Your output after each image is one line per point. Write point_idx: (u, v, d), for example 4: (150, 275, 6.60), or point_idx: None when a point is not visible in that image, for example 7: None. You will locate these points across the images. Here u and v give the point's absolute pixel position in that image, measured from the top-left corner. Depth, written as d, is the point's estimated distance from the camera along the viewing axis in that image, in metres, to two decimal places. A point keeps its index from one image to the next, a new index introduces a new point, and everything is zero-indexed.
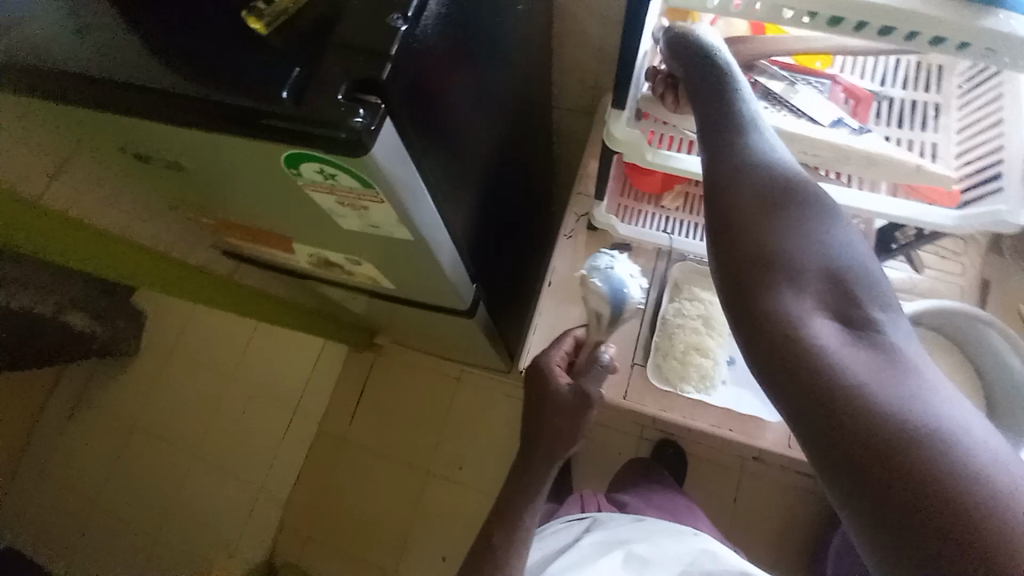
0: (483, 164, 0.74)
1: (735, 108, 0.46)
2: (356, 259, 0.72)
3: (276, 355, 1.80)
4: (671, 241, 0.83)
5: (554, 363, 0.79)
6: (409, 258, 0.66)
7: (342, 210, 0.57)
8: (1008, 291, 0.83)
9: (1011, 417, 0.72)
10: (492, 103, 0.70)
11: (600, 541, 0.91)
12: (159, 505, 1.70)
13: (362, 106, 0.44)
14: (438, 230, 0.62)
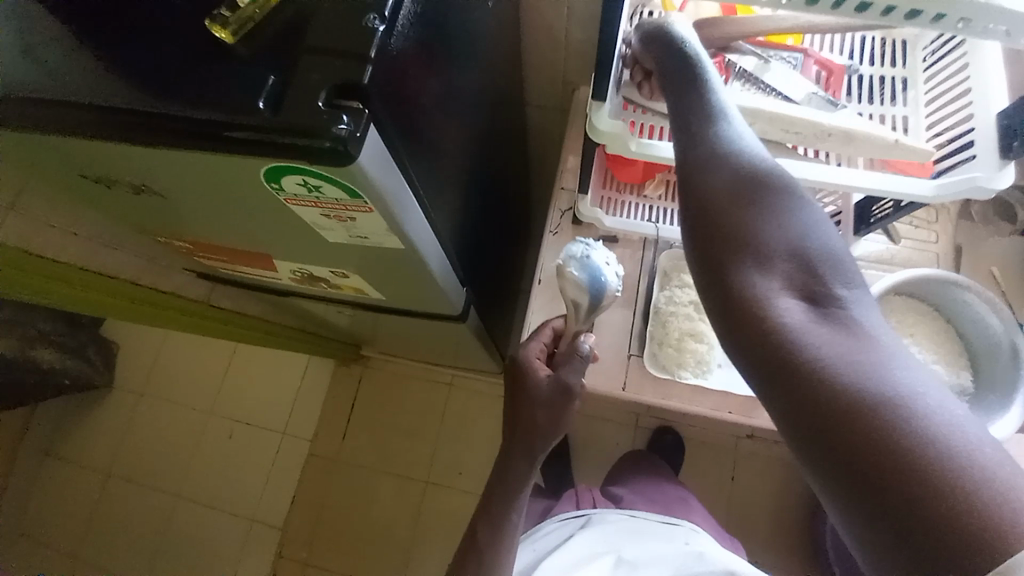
0: (464, 165, 0.73)
1: (703, 96, 0.46)
2: (341, 272, 0.70)
3: (262, 376, 1.75)
4: (658, 230, 0.83)
5: (533, 355, 0.72)
6: (398, 267, 0.64)
7: (326, 223, 0.55)
8: (977, 254, 0.87)
9: (992, 374, 0.74)
10: (469, 102, 0.69)
11: (590, 544, 0.89)
12: (149, 543, 1.63)
13: (345, 112, 0.43)
14: (427, 236, 0.61)
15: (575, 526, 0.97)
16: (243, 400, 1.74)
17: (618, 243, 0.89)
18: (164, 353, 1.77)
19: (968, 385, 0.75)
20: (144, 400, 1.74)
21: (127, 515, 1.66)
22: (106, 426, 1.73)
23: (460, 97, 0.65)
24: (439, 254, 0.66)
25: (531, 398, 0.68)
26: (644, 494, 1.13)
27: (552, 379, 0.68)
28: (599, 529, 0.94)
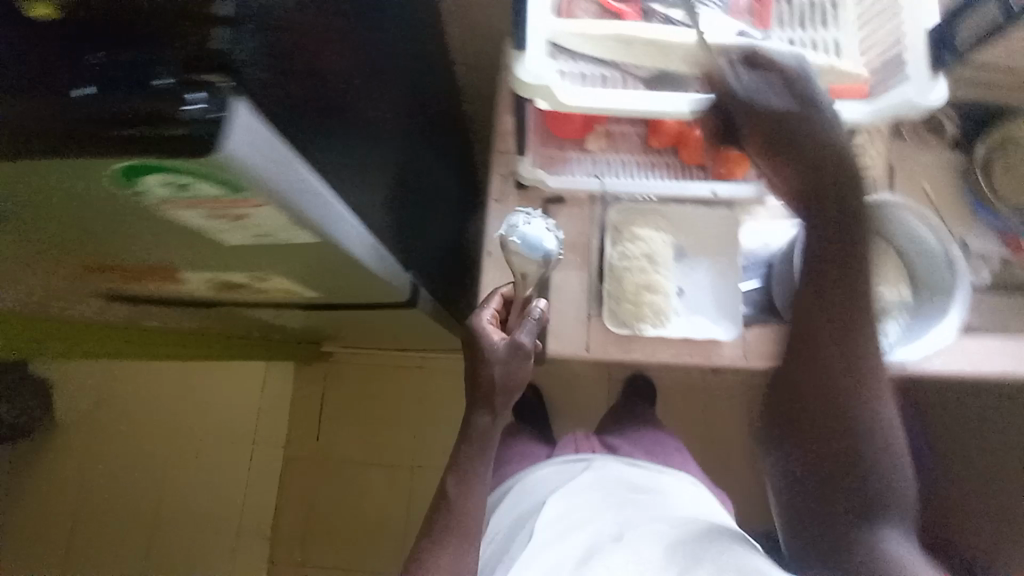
0: (388, 140, 0.66)
1: (805, 83, 0.59)
2: (262, 274, 0.62)
3: (221, 389, 1.65)
4: (602, 183, 0.81)
5: (485, 320, 0.66)
6: (319, 259, 0.57)
7: (215, 224, 0.46)
8: (909, 172, 0.90)
9: (928, 288, 0.76)
10: (385, 68, 0.63)
11: (562, 498, 0.89)
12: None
13: (198, 88, 0.35)
14: (343, 220, 0.53)
15: (555, 476, 0.97)
16: (204, 417, 1.63)
17: (564, 204, 0.84)
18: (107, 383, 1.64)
19: (907, 297, 0.77)
20: (94, 435, 1.62)
21: (97, 555, 1.57)
22: (57, 468, 1.60)
23: (371, 66, 0.59)
24: (365, 238, 0.59)
25: (487, 362, 0.65)
26: (640, 446, 1.14)
27: (509, 342, 0.64)
28: (574, 483, 0.93)
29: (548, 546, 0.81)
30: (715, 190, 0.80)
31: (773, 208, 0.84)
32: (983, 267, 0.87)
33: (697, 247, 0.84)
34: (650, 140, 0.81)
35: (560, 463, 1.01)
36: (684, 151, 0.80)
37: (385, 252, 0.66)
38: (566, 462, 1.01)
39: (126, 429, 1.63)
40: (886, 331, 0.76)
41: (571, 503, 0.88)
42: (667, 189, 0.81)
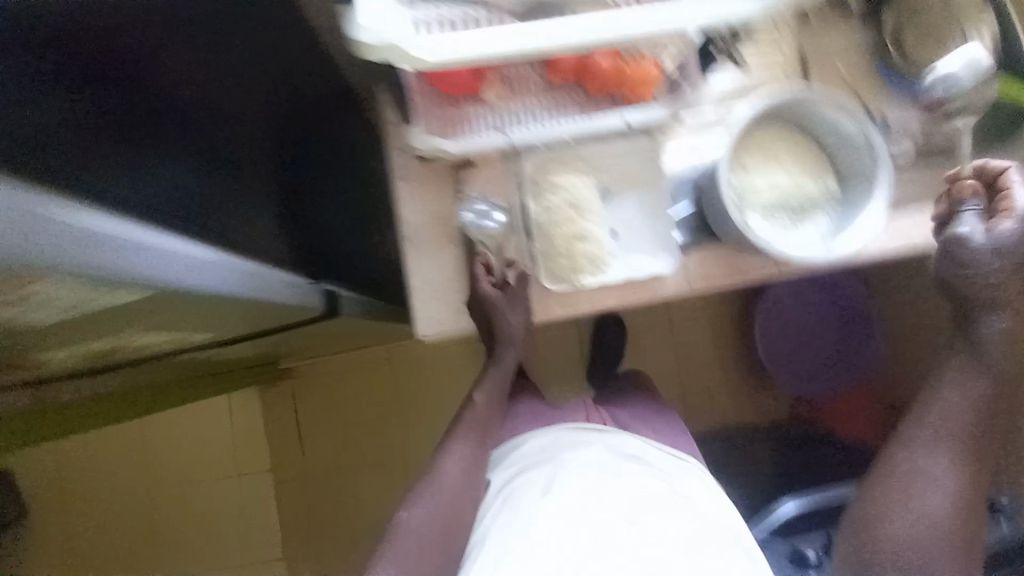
0: (177, 171, 0.59)
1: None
2: (127, 333, 0.56)
3: (189, 434, 1.56)
4: (509, 137, 0.73)
5: (487, 283, 0.80)
6: (166, 303, 0.52)
7: (3, 312, 0.40)
8: (824, 52, 0.86)
9: (852, 177, 0.76)
10: (150, 90, 0.56)
11: (568, 473, 0.85)
12: None
13: None
14: (168, 254, 0.47)
15: (562, 441, 0.94)
16: (182, 464, 1.56)
17: (476, 168, 0.78)
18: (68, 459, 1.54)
19: (835, 191, 0.77)
20: (74, 513, 1.55)
21: None
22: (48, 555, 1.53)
23: (126, 89, 0.52)
24: (209, 262, 0.54)
25: (499, 309, 0.83)
26: (647, 425, 1.08)
27: (512, 288, 0.81)
28: (582, 454, 0.89)
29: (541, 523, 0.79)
30: (627, 120, 0.73)
31: (692, 123, 0.80)
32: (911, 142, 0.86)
33: (623, 182, 0.79)
34: (552, 77, 0.70)
35: (574, 430, 0.96)
36: (590, 85, 0.70)
37: (245, 267, 0.62)
38: (580, 430, 0.96)
39: (104, 498, 1.55)
40: (819, 228, 0.76)
41: (575, 484, 0.83)
42: (577, 127, 0.74)
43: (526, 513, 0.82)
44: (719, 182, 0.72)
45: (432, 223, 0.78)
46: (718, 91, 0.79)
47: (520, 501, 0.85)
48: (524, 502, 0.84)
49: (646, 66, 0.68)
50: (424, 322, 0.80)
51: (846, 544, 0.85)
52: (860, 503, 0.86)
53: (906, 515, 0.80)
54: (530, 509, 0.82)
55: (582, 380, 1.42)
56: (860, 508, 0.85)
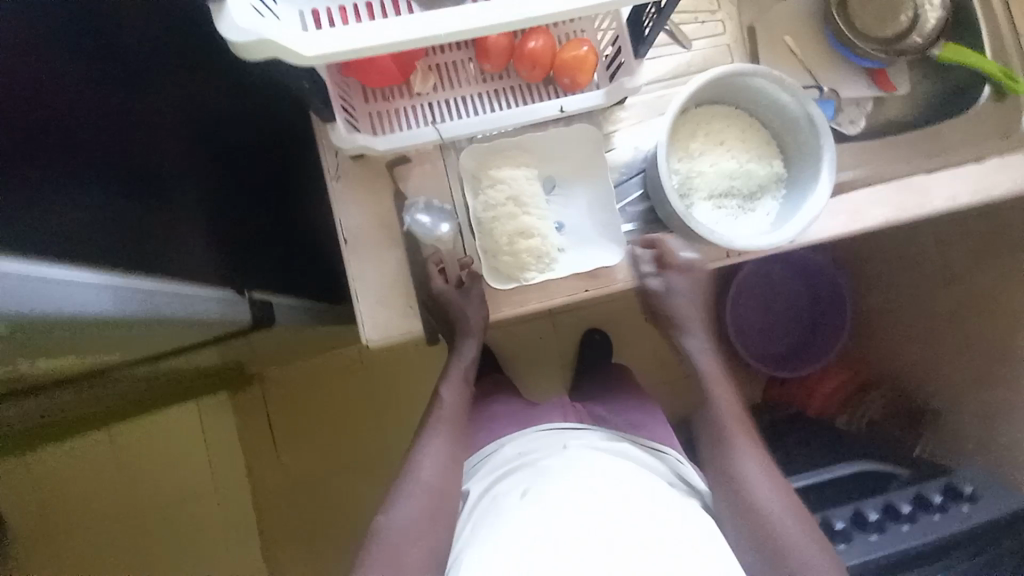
0: None
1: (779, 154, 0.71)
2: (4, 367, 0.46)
3: (147, 454, 1.35)
4: (439, 132, 0.68)
5: (440, 282, 0.75)
6: (45, 336, 0.42)
7: None
8: (770, 28, 0.84)
9: (798, 151, 0.75)
10: (85, 118, 0.46)
11: (550, 475, 0.71)
12: None
13: None
14: (42, 282, 0.38)
15: (540, 444, 0.82)
16: (139, 490, 1.35)
17: (413, 162, 0.74)
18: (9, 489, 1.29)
19: (782, 172, 0.75)
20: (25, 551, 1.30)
21: None
22: None
23: (59, 126, 0.43)
24: (94, 291, 0.43)
25: (458, 306, 0.76)
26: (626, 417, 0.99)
27: (467, 284, 0.76)
28: (563, 455, 0.76)
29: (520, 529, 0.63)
30: (564, 107, 0.69)
31: (635, 110, 0.79)
32: (859, 114, 0.88)
33: (565, 175, 0.77)
34: (483, 64, 0.71)
35: (549, 432, 0.86)
36: (522, 66, 0.71)
37: (130, 289, 0.47)
38: (559, 431, 0.86)
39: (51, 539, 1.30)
40: (766, 212, 0.75)
41: (557, 487, 0.67)
42: (515, 119, 0.69)
43: (501, 520, 0.67)
44: (659, 170, 0.69)
45: (370, 223, 0.74)
46: (655, 73, 0.80)
47: (498, 512, 0.69)
48: (501, 511, 0.68)
49: (577, 50, 0.68)
50: (367, 328, 0.74)
51: (734, 530, 0.72)
52: (714, 476, 0.77)
53: (763, 478, 0.75)
54: (507, 517, 0.67)
55: (559, 372, 1.38)
56: (729, 502, 0.74)
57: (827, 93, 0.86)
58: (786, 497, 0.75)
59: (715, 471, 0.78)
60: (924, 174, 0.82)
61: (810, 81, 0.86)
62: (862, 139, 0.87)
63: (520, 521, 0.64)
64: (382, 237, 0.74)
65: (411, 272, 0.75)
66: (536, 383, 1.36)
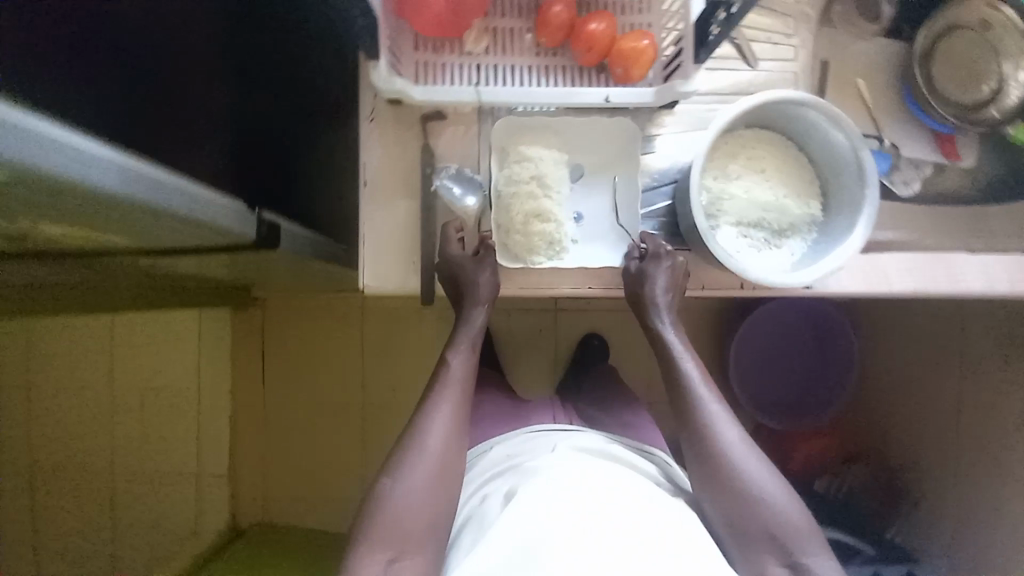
0: None
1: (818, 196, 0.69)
2: (12, 224, 0.46)
3: (148, 345, 1.42)
4: (478, 94, 0.67)
5: (459, 253, 0.73)
6: (56, 201, 0.42)
7: None
8: (842, 67, 0.81)
9: (840, 194, 0.71)
10: None
11: (536, 473, 0.69)
12: (83, 551, 1.41)
13: None
14: (42, 135, 0.37)
15: (527, 445, 0.81)
16: (136, 376, 1.42)
17: (448, 122, 0.74)
18: (28, 349, 1.39)
19: (817, 215, 0.72)
20: (28, 409, 1.40)
21: (50, 527, 1.40)
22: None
23: None
24: (107, 165, 0.42)
25: (472, 279, 0.73)
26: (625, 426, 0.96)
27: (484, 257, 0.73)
28: (548, 455, 0.75)
29: (502, 530, 0.61)
30: (609, 97, 0.67)
31: (683, 118, 0.76)
32: (915, 177, 0.83)
33: (597, 167, 0.75)
34: (540, 37, 0.70)
35: (538, 432, 0.86)
36: (577, 47, 0.69)
37: (147, 174, 0.47)
38: (549, 432, 0.85)
39: (58, 400, 1.40)
40: (790, 252, 0.72)
41: (545, 485, 0.66)
42: (557, 98, 0.67)
43: (489, 524, 0.64)
44: (689, 184, 0.67)
45: (393, 172, 0.74)
46: (713, 86, 0.77)
47: (487, 515, 0.67)
48: (490, 513, 0.67)
49: (637, 43, 0.67)
50: (367, 273, 0.74)
51: (728, 530, 0.67)
52: (693, 465, 0.71)
53: (745, 456, 0.69)
54: (493, 518, 0.65)
55: (549, 368, 1.37)
56: (717, 501, 0.68)
57: (886, 147, 0.82)
58: (771, 472, 0.69)
59: (694, 458, 0.71)
60: (963, 256, 0.79)
61: (871, 129, 0.83)
62: (916, 203, 0.83)
63: (504, 523, 0.62)
64: (401, 188, 0.74)
65: (423, 229, 0.74)
66: (524, 371, 1.36)
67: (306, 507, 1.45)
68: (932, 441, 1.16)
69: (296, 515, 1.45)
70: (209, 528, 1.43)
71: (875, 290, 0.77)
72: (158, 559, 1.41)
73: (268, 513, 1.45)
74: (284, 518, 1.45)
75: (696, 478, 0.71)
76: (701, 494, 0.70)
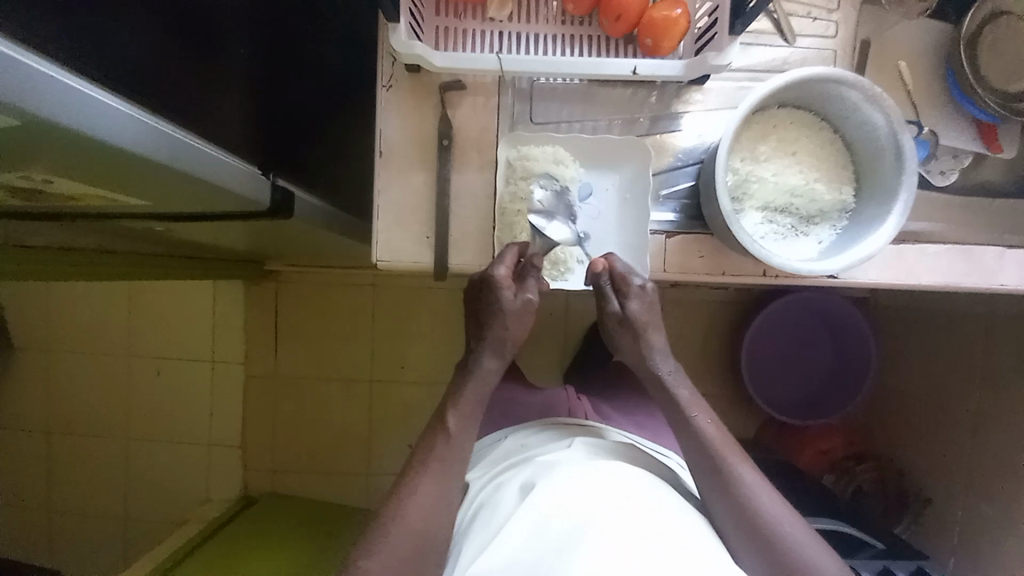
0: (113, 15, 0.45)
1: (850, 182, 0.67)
2: (26, 178, 0.45)
3: (163, 313, 1.44)
4: (500, 62, 0.64)
5: (502, 279, 0.69)
6: (82, 160, 0.41)
7: None
8: (883, 45, 0.76)
9: (874, 180, 0.68)
10: None
11: (554, 466, 0.68)
12: (102, 506, 1.46)
13: None
14: (46, 80, 0.35)
15: (537, 439, 0.80)
16: (151, 343, 1.45)
17: (467, 92, 0.72)
18: (51, 309, 1.42)
19: (848, 201, 0.69)
20: (51, 366, 1.44)
21: (69, 481, 1.45)
22: (19, 399, 1.44)
23: None
24: (128, 124, 0.41)
25: (501, 309, 0.71)
26: (632, 418, 0.94)
27: (520, 298, 0.71)
28: (562, 451, 0.73)
29: (518, 521, 0.60)
30: (637, 68, 0.64)
31: (712, 96, 0.73)
32: (954, 167, 0.79)
33: (603, 178, 0.73)
34: (566, 5, 0.68)
35: (545, 425, 0.84)
36: (606, 15, 0.66)
37: (169, 136, 0.46)
38: (547, 427, 0.83)
39: (78, 361, 1.44)
40: (817, 240, 0.69)
41: (554, 477, 0.65)
42: (580, 68, 0.64)
43: (501, 517, 0.64)
44: (716, 164, 0.64)
45: (409, 142, 0.72)
46: (747, 63, 0.74)
47: (497, 507, 0.66)
48: (502, 504, 0.66)
49: (669, 12, 0.63)
50: (379, 246, 0.73)
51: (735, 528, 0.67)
52: (709, 486, 0.69)
53: (756, 480, 0.69)
54: (507, 513, 0.64)
55: (559, 352, 1.36)
56: (730, 511, 0.67)
57: (926, 134, 0.78)
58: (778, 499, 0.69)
59: (712, 481, 0.69)
60: (997, 253, 0.76)
61: (911, 115, 0.78)
62: (951, 194, 0.79)
63: (522, 517, 0.61)
64: (417, 160, 0.72)
65: (437, 203, 0.72)
66: (531, 354, 1.35)
67: (314, 478, 1.47)
68: (946, 444, 1.13)
69: (305, 485, 1.47)
70: (220, 496, 1.46)
71: (900, 283, 0.74)
72: (172, 517, 1.46)
73: (278, 482, 1.47)
74: (292, 489, 1.47)
75: (711, 497, 0.69)
76: (713, 506, 0.68)
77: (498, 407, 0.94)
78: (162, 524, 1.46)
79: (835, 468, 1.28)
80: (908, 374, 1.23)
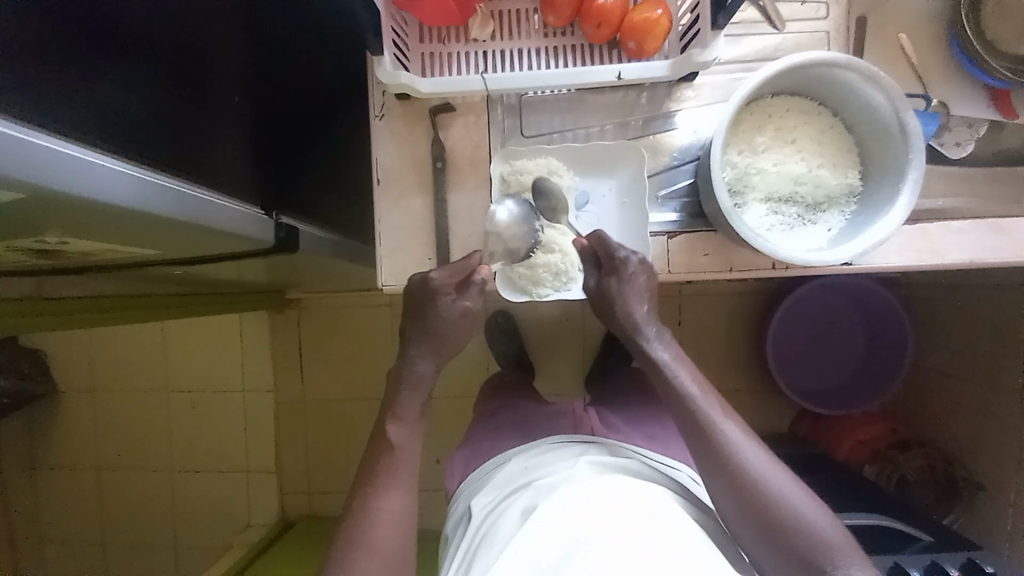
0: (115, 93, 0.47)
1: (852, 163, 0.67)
2: (41, 241, 0.48)
3: (194, 348, 1.50)
4: (485, 82, 0.64)
5: (440, 283, 0.69)
6: (91, 220, 0.44)
7: None
8: (882, 22, 0.74)
9: (880, 159, 0.66)
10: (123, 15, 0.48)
11: (555, 489, 0.68)
12: (147, 537, 1.52)
13: None
14: (49, 152, 0.38)
15: (543, 459, 0.79)
16: (185, 378, 1.51)
17: (457, 112, 0.73)
18: (92, 351, 1.50)
19: (856, 185, 0.67)
20: (94, 406, 1.51)
21: (113, 515, 1.52)
22: (65, 439, 1.51)
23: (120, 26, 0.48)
24: (127, 183, 0.44)
25: (438, 317, 0.71)
26: (639, 430, 0.91)
27: (458, 305, 0.71)
28: (567, 471, 0.72)
29: (519, 544, 0.60)
30: (622, 73, 0.64)
31: (704, 90, 0.73)
32: (970, 137, 0.75)
33: (598, 185, 0.74)
34: (547, 17, 0.68)
35: (555, 443, 0.83)
36: (588, 22, 0.66)
37: (172, 188, 0.49)
38: (561, 444, 0.83)
39: (118, 400, 1.51)
40: (827, 227, 0.67)
41: (554, 500, 0.65)
42: (565, 79, 0.64)
43: (503, 543, 0.63)
44: (712, 162, 0.63)
45: (401, 166, 0.73)
46: (736, 54, 0.73)
47: (498, 533, 0.66)
48: (504, 531, 0.65)
49: (650, 13, 0.63)
50: (383, 271, 0.74)
51: (746, 531, 0.64)
52: (716, 492, 0.66)
53: (767, 467, 0.65)
54: (510, 539, 0.63)
55: (579, 360, 1.33)
56: (744, 518, 0.64)
57: (935, 107, 0.74)
58: (804, 493, 0.65)
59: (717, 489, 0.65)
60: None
61: (918, 88, 0.75)
62: (969, 166, 0.75)
63: (522, 539, 0.61)
64: (410, 183, 0.73)
65: (434, 224, 0.73)
66: (549, 363, 1.34)
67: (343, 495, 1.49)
68: (996, 425, 1.05)
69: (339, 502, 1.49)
70: (260, 521, 1.51)
71: (924, 265, 0.72)
72: (213, 544, 1.51)
73: (314, 503, 1.50)
74: (327, 509, 1.49)
75: (716, 494, 0.66)
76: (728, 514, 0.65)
77: (513, 423, 0.94)
78: (202, 551, 1.51)
79: (879, 458, 1.19)
80: (950, 355, 1.17)
